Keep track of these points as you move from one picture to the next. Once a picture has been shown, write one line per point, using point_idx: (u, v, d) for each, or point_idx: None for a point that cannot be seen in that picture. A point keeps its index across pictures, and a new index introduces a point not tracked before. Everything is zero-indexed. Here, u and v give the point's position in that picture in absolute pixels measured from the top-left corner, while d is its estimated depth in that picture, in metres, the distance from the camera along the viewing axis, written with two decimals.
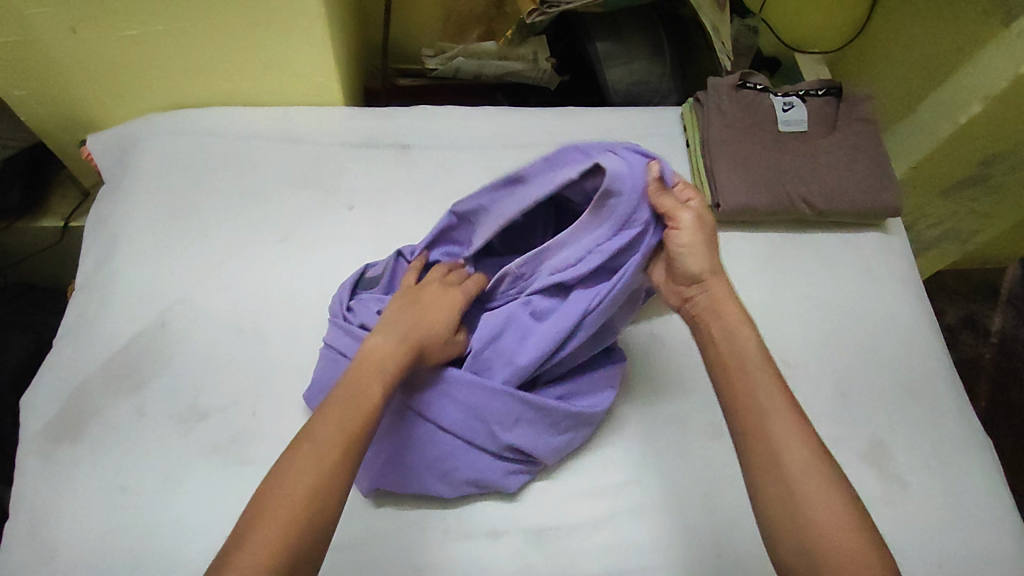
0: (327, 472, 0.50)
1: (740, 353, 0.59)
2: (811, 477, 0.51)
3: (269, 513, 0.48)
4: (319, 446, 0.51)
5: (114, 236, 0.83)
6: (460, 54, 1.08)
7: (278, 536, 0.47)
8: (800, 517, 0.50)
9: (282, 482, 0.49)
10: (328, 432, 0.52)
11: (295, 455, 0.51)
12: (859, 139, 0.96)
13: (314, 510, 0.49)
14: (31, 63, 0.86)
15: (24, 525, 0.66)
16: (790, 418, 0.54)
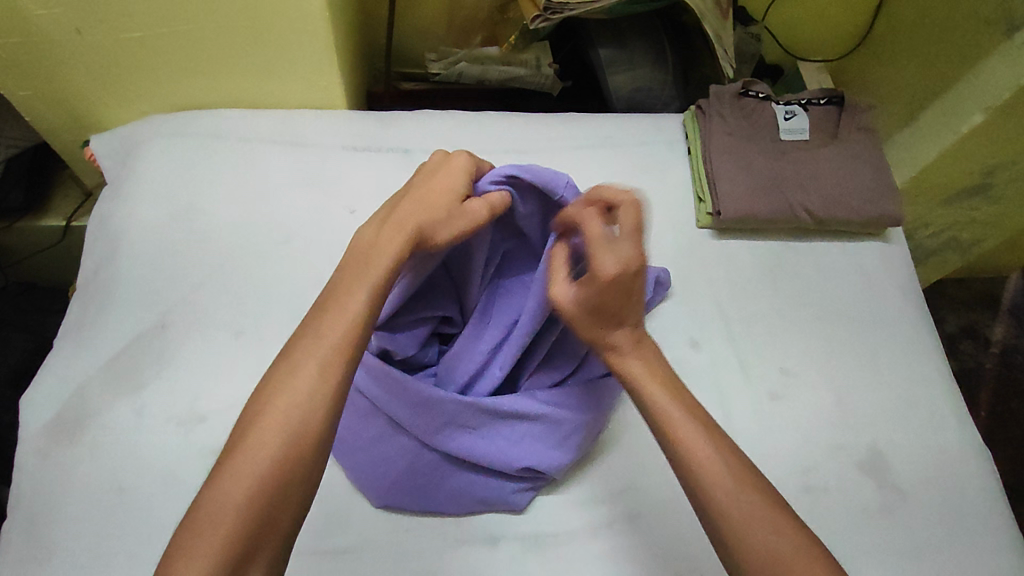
0: (306, 397, 0.52)
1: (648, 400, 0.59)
2: (735, 501, 0.54)
3: (250, 433, 0.51)
4: (297, 372, 0.53)
5: (116, 237, 0.83)
6: (462, 59, 1.09)
7: (255, 465, 0.49)
8: (745, 550, 0.52)
9: (263, 412, 0.51)
10: (308, 355, 0.54)
11: (277, 379, 0.53)
12: (860, 149, 0.96)
13: (291, 435, 0.51)
14: (35, 65, 0.86)
15: (23, 524, 0.66)
16: (711, 458, 0.55)
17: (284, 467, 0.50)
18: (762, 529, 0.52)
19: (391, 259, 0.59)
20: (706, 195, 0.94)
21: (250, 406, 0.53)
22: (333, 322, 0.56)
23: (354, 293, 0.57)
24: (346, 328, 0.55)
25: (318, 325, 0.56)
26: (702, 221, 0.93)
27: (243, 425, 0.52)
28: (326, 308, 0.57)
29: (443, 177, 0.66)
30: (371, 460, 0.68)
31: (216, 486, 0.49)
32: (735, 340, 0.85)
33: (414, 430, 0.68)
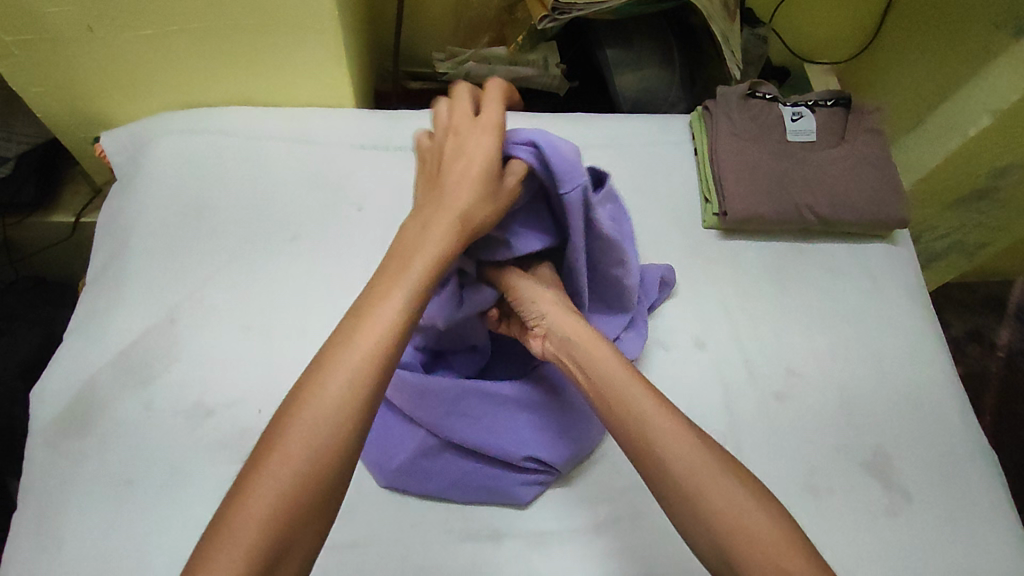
0: (352, 399, 0.52)
1: (617, 385, 0.61)
2: (687, 459, 0.56)
3: (291, 432, 0.50)
4: (339, 375, 0.53)
5: (126, 232, 0.84)
6: (470, 59, 1.09)
7: (297, 465, 0.49)
8: (701, 503, 0.54)
9: (298, 415, 0.51)
10: (347, 356, 0.54)
11: (318, 378, 0.53)
12: (868, 150, 0.96)
13: (335, 436, 0.51)
14: (48, 61, 0.87)
15: (32, 516, 0.67)
16: (664, 419, 0.58)
17: (324, 472, 0.50)
18: (715, 485, 0.54)
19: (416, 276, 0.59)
20: (712, 195, 0.94)
21: (286, 405, 0.52)
22: (373, 327, 0.55)
23: (395, 295, 0.57)
24: (387, 332, 0.55)
25: (358, 327, 0.55)
26: (708, 221, 0.94)
27: (278, 426, 0.51)
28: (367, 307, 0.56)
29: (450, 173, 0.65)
30: (380, 444, 0.70)
31: (253, 484, 0.49)
32: (741, 340, 0.85)
33: (421, 418, 0.70)
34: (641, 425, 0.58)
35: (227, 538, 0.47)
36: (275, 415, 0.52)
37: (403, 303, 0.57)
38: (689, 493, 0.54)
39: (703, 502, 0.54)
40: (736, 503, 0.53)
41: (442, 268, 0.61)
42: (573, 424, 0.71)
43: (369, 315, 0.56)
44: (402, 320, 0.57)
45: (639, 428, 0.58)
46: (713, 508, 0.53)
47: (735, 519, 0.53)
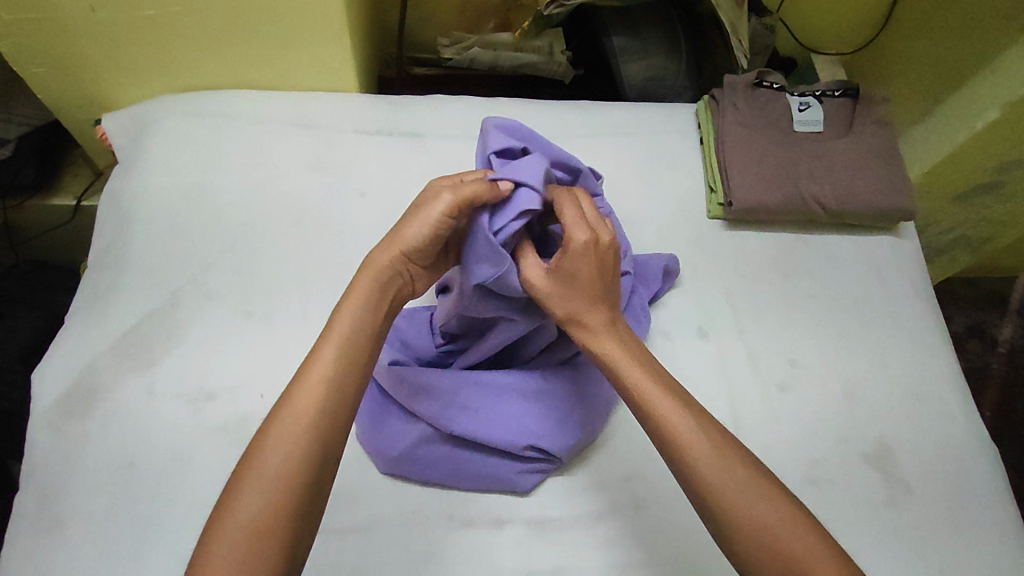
0: (299, 455, 0.50)
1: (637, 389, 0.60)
2: (720, 472, 0.54)
3: (242, 496, 0.49)
4: (283, 433, 0.51)
5: (128, 215, 0.84)
6: (476, 44, 1.07)
7: (250, 525, 0.48)
8: (730, 514, 0.52)
9: (247, 479, 0.49)
10: (288, 416, 0.52)
11: (263, 438, 0.51)
12: (875, 142, 0.95)
13: (287, 493, 0.49)
14: (49, 42, 0.86)
15: (35, 497, 0.67)
16: (694, 433, 0.56)
17: (282, 530, 0.48)
18: (750, 496, 0.53)
19: (369, 306, 0.59)
20: (718, 185, 0.93)
21: (238, 470, 0.50)
22: (314, 382, 0.54)
23: (329, 348, 0.55)
24: (327, 380, 0.54)
25: (300, 383, 0.54)
26: (714, 211, 0.93)
27: (228, 493, 0.49)
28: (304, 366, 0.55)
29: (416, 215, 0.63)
30: (380, 435, 0.69)
31: (220, 532, 0.48)
32: (744, 331, 0.85)
33: (421, 411, 0.69)
34: (672, 435, 0.56)
35: (212, 557, 0.47)
36: (226, 484, 0.50)
37: (337, 357, 0.55)
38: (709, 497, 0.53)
39: (733, 515, 0.52)
40: (770, 518, 0.52)
41: (378, 305, 0.60)
42: (572, 412, 0.71)
43: (308, 369, 0.54)
44: (343, 371, 0.55)
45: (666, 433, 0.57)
46: (753, 519, 0.52)
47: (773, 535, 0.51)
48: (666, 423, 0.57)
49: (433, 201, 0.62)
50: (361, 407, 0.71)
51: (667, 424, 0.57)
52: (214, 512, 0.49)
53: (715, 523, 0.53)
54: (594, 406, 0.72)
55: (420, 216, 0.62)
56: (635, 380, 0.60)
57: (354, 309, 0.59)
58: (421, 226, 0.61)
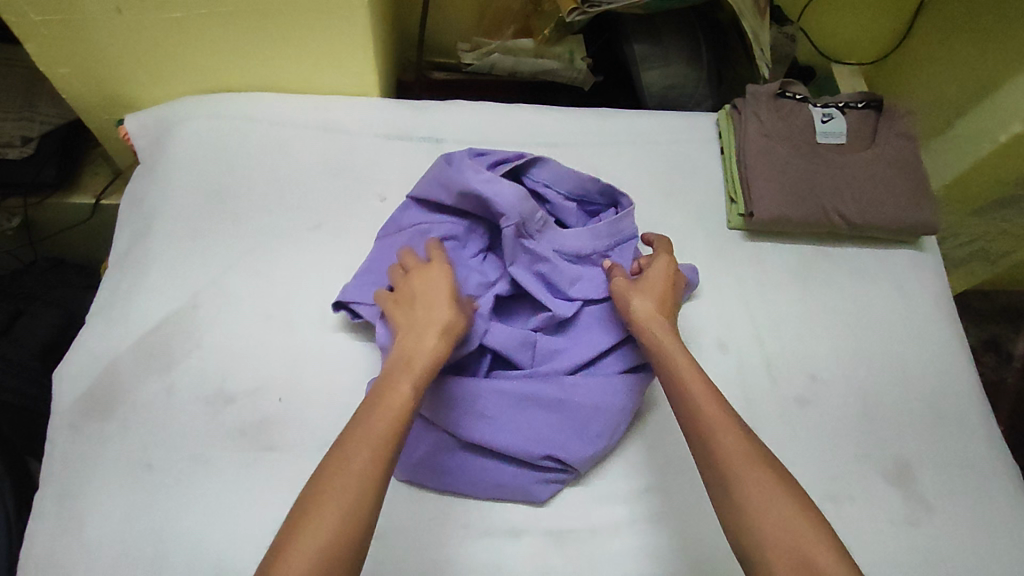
0: (377, 469, 0.51)
1: (678, 382, 0.62)
2: (756, 488, 0.53)
3: (327, 504, 0.49)
4: (364, 443, 0.52)
5: (149, 215, 0.84)
6: (496, 50, 1.08)
7: (338, 521, 0.48)
8: (750, 509, 0.53)
9: (325, 488, 0.50)
10: (365, 436, 0.53)
11: (347, 444, 0.52)
12: (899, 155, 0.94)
13: (367, 502, 0.50)
14: (76, 43, 0.87)
15: (55, 495, 0.67)
16: (738, 438, 0.57)
17: (355, 548, 0.48)
18: (778, 504, 0.52)
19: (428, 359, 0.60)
20: (739, 196, 0.93)
21: (316, 478, 0.51)
22: (391, 409, 0.55)
23: (403, 383, 0.57)
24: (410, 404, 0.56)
25: (377, 409, 0.55)
26: (734, 222, 0.92)
27: (310, 497, 0.50)
28: (378, 396, 0.56)
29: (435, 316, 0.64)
30: None
31: (304, 529, 0.48)
32: (764, 343, 0.84)
33: (436, 419, 0.68)
34: (713, 445, 0.57)
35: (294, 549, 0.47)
36: (308, 486, 0.51)
37: (410, 391, 0.57)
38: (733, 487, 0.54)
39: (749, 524, 0.52)
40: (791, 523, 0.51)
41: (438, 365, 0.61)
42: (590, 422, 0.70)
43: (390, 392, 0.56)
44: (416, 400, 0.57)
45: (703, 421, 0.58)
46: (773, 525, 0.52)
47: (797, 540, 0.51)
48: (703, 417, 0.59)
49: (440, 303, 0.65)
50: None
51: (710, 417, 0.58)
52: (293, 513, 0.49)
53: (736, 530, 0.53)
54: (614, 416, 0.71)
55: (437, 301, 0.65)
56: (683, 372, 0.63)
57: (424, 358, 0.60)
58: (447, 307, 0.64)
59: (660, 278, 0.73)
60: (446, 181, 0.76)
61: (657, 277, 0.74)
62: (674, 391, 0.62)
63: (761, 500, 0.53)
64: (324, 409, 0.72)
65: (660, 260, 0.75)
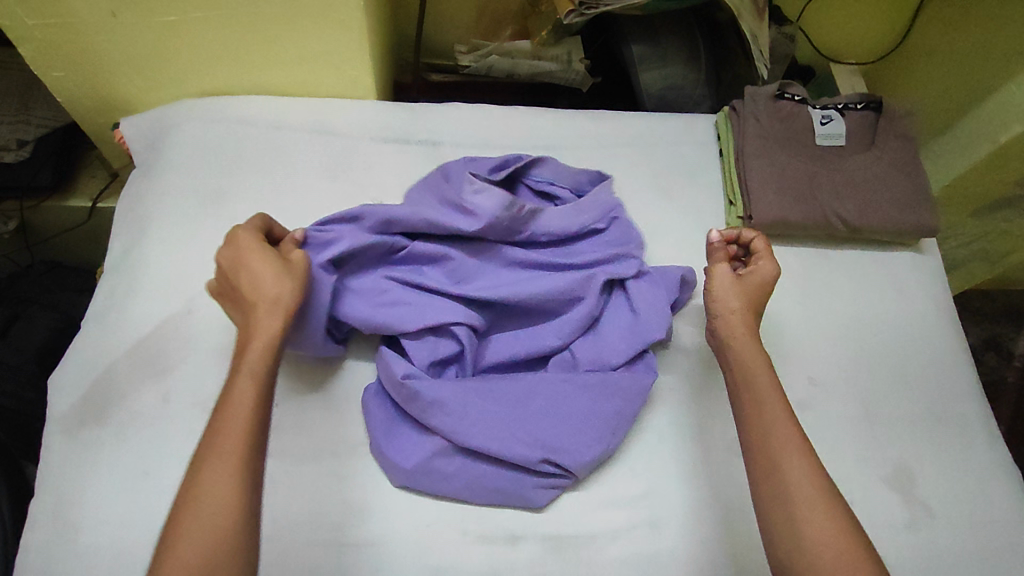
0: (227, 476, 0.52)
1: (753, 389, 0.64)
2: (818, 515, 0.55)
3: (187, 525, 0.50)
4: (213, 457, 0.53)
5: (144, 220, 0.83)
6: (494, 52, 1.07)
7: (205, 537, 0.50)
8: (796, 520, 0.55)
9: (186, 511, 0.51)
10: (211, 449, 0.53)
11: (199, 462, 0.53)
12: (898, 157, 0.94)
13: (224, 511, 0.51)
14: (71, 47, 0.86)
15: (49, 503, 0.67)
16: (799, 449, 0.59)
17: (231, 549, 0.50)
18: (825, 516, 0.55)
19: (258, 347, 0.60)
20: (738, 199, 0.92)
21: (176, 506, 0.52)
22: (231, 413, 0.55)
23: (241, 384, 0.57)
24: (250, 402, 0.56)
25: (219, 418, 0.55)
26: (733, 225, 0.92)
27: (175, 523, 0.51)
28: (220, 408, 0.56)
29: (255, 293, 0.62)
30: (393, 448, 0.68)
31: (172, 552, 0.49)
32: (763, 346, 0.84)
33: (433, 425, 0.68)
34: (780, 479, 0.58)
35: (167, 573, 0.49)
36: (173, 512, 0.52)
37: (250, 389, 0.57)
38: (785, 496, 0.57)
39: (807, 559, 0.54)
40: (832, 534, 0.54)
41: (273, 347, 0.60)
42: (589, 426, 0.69)
43: (225, 398, 0.56)
44: (254, 395, 0.57)
45: (766, 432, 0.61)
46: (817, 534, 0.54)
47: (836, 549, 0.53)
48: (765, 427, 0.61)
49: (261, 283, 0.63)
50: (375, 417, 0.70)
51: (773, 427, 0.61)
52: (162, 543, 0.51)
53: (781, 532, 0.56)
54: (612, 419, 0.70)
55: (258, 278, 0.63)
56: (755, 380, 0.65)
57: (256, 348, 0.59)
58: (273, 283, 0.63)
59: (757, 281, 0.73)
60: (441, 198, 0.77)
61: (756, 280, 0.73)
62: (745, 396, 0.65)
63: (809, 511, 0.55)
64: (321, 415, 0.72)
65: (765, 261, 0.74)
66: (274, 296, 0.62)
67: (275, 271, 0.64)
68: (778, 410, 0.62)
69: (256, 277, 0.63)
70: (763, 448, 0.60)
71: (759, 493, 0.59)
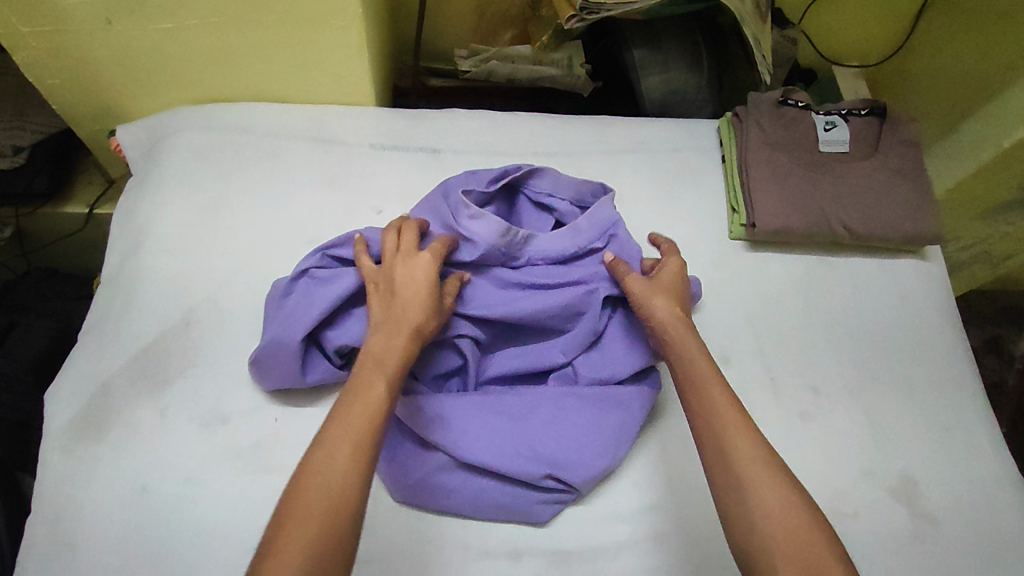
0: (353, 467, 0.52)
1: (695, 376, 0.64)
2: (772, 498, 0.54)
3: (304, 506, 0.50)
4: (338, 442, 0.53)
5: (141, 231, 0.83)
6: (494, 57, 1.06)
7: (321, 523, 0.49)
8: (752, 509, 0.54)
9: (306, 485, 0.51)
10: (349, 430, 0.54)
11: (325, 445, 0.53)
12: (902, 164, 0.93)
13: (343, 500, 0.51)
14: (65, 54, 0.85)
15: (46, 520, 0.66)
16: (747, 432, 0.59)
17: (341, 541, 0.49)
18: (779, 499, 0.54)
19: (396, 353, 0.61)
20: (741, 206, 0.91)
21: (297, 474, 0.52)
22: (366, 405, 0.56)
23: (376, 380, 0.58)
24: (383, 400, 0.57)
25: (351, 407, 0.56)
26: (736, 232, 0.91)
27: (291, 501, 0.50)
28: (352, 393, 0.57)
29: (404, 301, 0.65)
30: (394, 462, 0.68)
31: (285, 531, 0.49)
32: (767, 356, 0.83)
33: (434, 441, 0.67)
34: (729, 450, 0.58)
35: (279, 551, 0.48)
36: (289, 490, 0.51)
37: (385, 387, 0.58)
38: (737, 484, 0.56)
39: (757, 528, 0.53)
40: (788, 518, 0.53)
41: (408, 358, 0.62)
42: (592, 441, 0.69)
43: (361, 390, 0.57)
44: (387, 394, 0.57)
45: (711, 420, 0.60)
46: (772, 520, 0.53)
47: (791, 533, 0.52)
48: (713, 414, 0.60)
49: (405, 291, 0.65)
50: None
51: (715, 413, 0.60)
52: (277, 518, 0.50)
53: (736, 521, 0.55)
54: (615, 434, 0.69)
55: (409, 287, 0.65)
56: (695, 366, 0.64)
57: (395, 352, 0.61)
58: (416, 295, 0.65)
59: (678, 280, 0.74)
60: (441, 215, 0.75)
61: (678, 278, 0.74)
62: (688, 387, 0.64)
63: (762, 497, 0.54)
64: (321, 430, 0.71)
65: (673, 260, 0.76)
66: (415, 306, 0.64)
67: (427, 278, 0.66)
68: (722, 396, 0.61)
69: (404, 286, 0.66)
70: (711, 435, 0.59)
71: (710, 463, 0.58)
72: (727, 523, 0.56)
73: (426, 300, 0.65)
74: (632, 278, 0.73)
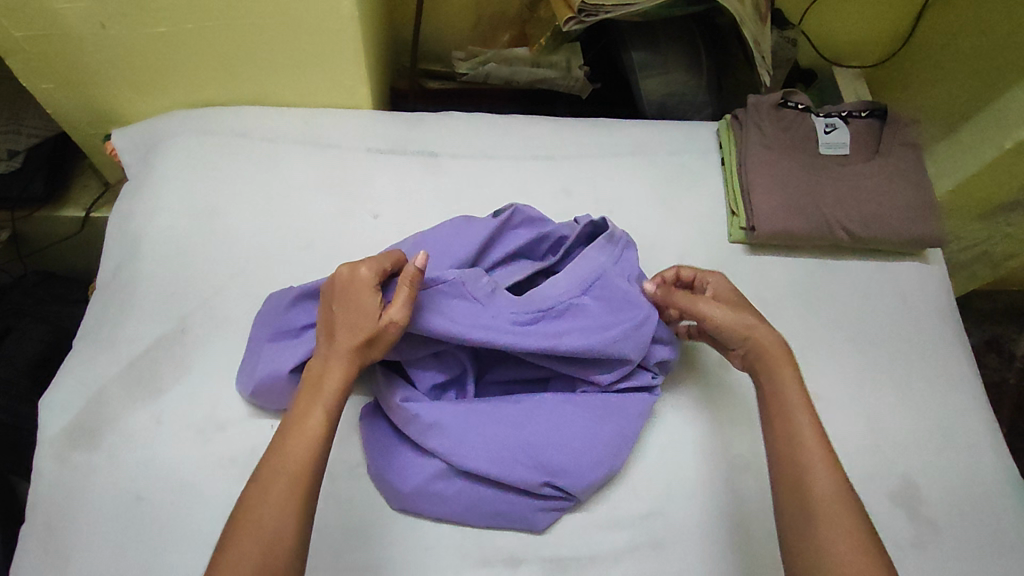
0: (286, 501, 0.52)
1: (785, 406, 0.64)
2: (839, 533, 0.54)
3: (238, 546, 0.50)
4: (275, 477, 0.53)
5: (136, 236, 0.82)
6: (491, 60, 1.06)
7: (255, 561, 0.49)
8: (817, 540, 0.55)
9: (237, 524, 0.51)
10: (277, 465, 0.54)
11: (258, 481, 0.53)
12: (904, 166, 0.92)
13: (278, 536, 0.50)
14: (60, 59, 0.84)
15: (41, 529, 0.66)
16: (825, 466, 0.59)
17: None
18: (845, 534, 0.54)
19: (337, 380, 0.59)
20: (741, 209, 0.91)
21: (233, 515, 0.52)
22: (302, 439, 0.55)
23: (315, 411, 0.57)
24: (319, 431, 0.56)
25: (287, 442, 0.55)
26: (736, 235, 0.90)
27: (228, 540, 0.50)
28: (289, 428, 0.56)
29: (344, 323, 0.61)
30: (392, 470, 0.67)
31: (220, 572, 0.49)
32: None
33: (433, 448, 0.67)
34: (807, 479, 0.58)
35: None
36: (226, 529, 0.51)
37: (322, 417, 0.57)
38: (805, 514, 0.56)
39: (824, 557, 0.54)
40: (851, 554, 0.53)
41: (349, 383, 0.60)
42: (592, 448, 0.68)
43: (298, 423, 0.57)
44: (325, 424, 0.57)
45: (789, 448, 0.61)
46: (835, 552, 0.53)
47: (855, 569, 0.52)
48: (792, 443, 0.61)
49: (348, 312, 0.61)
50: (372, 438, 0.69)
51: (799, 443, 0.60)
52: (213, 560, 0.50)
53: (799, 548, 0.56)
54: (614, 442, 0.69)
55: (352, 307, 0.62)
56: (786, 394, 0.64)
57: (334, 381, 0.59)
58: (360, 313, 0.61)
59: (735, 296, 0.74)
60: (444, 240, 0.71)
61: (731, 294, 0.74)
62: (773, 412, 0.64)
63: (831, 531, 0.54)
64: None
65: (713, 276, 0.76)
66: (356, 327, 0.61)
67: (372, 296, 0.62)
68: (807, 430, 0.61)
69: (346, 306, 0.62)
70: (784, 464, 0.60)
71: (783, 490, 0.59)
72: (791, 547, 0.57)
73: (372, 321, 0.61)
74: (705, 302, 0.72)
